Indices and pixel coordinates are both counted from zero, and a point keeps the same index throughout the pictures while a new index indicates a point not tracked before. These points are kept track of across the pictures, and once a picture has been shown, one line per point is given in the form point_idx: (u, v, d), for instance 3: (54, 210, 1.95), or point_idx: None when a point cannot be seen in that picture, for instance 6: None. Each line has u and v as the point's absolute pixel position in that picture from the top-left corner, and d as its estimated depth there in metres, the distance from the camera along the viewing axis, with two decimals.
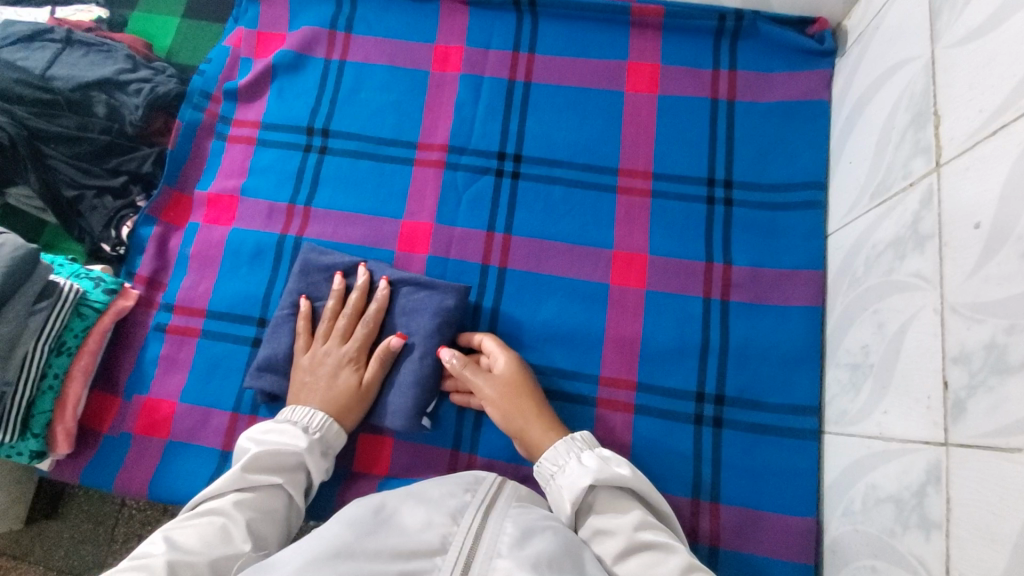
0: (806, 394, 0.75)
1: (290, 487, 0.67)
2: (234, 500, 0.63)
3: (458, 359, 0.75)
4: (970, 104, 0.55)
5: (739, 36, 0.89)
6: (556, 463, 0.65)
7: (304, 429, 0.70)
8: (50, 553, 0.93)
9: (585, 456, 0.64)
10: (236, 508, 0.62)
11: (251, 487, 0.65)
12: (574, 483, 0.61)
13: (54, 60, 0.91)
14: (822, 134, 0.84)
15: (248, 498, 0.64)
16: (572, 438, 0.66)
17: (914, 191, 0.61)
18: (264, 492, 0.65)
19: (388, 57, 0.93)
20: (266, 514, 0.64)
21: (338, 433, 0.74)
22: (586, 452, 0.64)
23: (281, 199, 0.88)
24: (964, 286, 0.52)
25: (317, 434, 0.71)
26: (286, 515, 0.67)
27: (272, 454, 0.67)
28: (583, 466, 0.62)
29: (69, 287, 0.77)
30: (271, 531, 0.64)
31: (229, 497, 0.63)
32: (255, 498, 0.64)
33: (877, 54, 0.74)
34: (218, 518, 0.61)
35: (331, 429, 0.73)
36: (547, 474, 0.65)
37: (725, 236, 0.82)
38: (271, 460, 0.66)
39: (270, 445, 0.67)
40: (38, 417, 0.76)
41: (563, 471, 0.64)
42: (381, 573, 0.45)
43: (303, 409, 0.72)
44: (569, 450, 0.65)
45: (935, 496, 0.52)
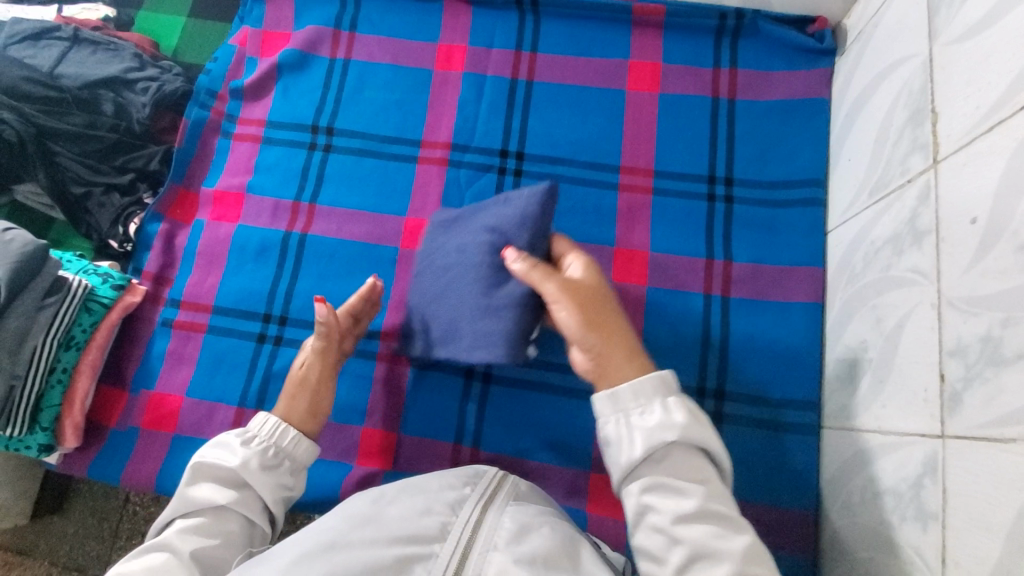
0: (806, 389, 0.76)
1: (238, 508, 0.61)
2: (177, 528, 0.60)
3: (525, 260, 0.62)
4: (966, 101, 0.55)
5: (739, 35, 0.90)
6: (634, 402, 0.55)
7: (246, 445, 0.64)
8: (54, 549, 0.94)
9: (671, 405, 0.54)
10: (179, 537, 0.59)
11: (194, 511, 0.61)
12: (655, 433, 0.53)
13: (61, 58, 0.93)
14: (822, 132, 0.84)
15: (192, 528, 0.59)
16: (660, 378, 0.56)
17: (913, 188, 0.62)
18: (209, 516, 0.61)
19: (392, 56, 0.94)
20: (212, 541, 0.59)
21: (296, 439, 0.67)
22: (672, 399, 0.54)
23: (285, 196, 0.89)
24: (961, 280, 0.52)
25: (259, 445, 0.65)
26: (242, 537, 0.62)
27: (210, 470, 0.63)
28: (668, 418, 0.53)
29: (78, 283, 0.78)
30: (225, 556, 0.60)
31: (174, 525, 0.60)
32: (198, 523, 0.60)
33: (877, 52, 0.74)
34: (159, 551, 0.57)
35: (283, 437, 0.67)
36: (621, 408, 0.55)
37: (726, 233, 0.83)
38: (210, 481, 0.62)
39: (204, 460, 0.63)
40: (47, 411, 0.78)
41: (641, 412, 0.54)
42: (378, 561, 0.46)
43: (261, 421, 0.67)
44: (654, 390, 0.55)
45: (931, 487, 0.53)
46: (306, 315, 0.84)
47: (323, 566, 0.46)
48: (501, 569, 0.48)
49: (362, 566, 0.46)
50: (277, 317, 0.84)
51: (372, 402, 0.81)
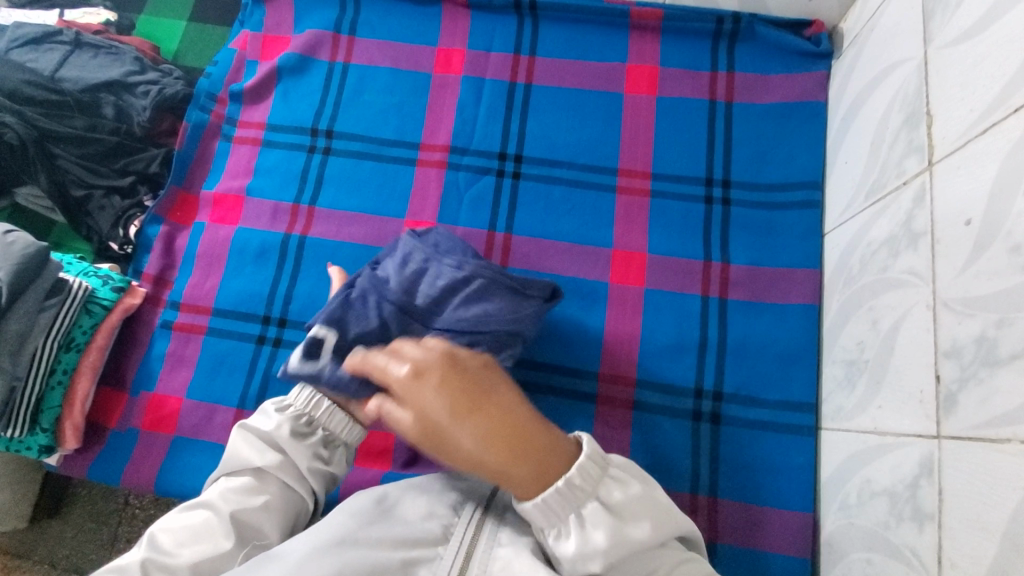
0: (803, 390, 0.76)
1: (280, 472, 0.60)
2: (220, 487, 0.59)
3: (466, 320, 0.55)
4: (960, 104, 0.56)
5: (737, 38, 0.91)
6: (553, 516, 0.47)
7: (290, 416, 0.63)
8: (52, 552, 0.94)
9: (590, 512, 0.47)
10: (221, 497, 0.58)
11: (239, 470, 0.61)
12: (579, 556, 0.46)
13: (63, 62, 0.93)
14: (818, 134, 0.85)
15: (237, 486, 0.59)
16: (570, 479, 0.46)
17: (908, 190, 0.62)
18: (250, 477, 0.60)
19: (391, 60, 0.95)
20: (256, 502, 0.58)
21: (331, 410, 0.64)
22: (591, 505, 0.47)
23: (285, 198, 0.90)
24: (955, 282, 0.53)
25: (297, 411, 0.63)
26: (283, 502, 0.60)
27: (252, 434, 0.62)
28: (587, 538, 0.46)
29: (78, 285, 0.79)
30: (264, 522, 0.58)
31: (219, 483, 0.60)
32: (239, 484, 0.59)
33: (873, 55, 0.75)
34: (201, 509, 0.58)
35: (319, 404, 0.64)
36: (540, 527, 0.48)
37: (723, 235, 0.83)
38: (252, 444, 0.61)
39: (247, 423, 0.63)
40: (47, 412, 0.78)
41: (559, 531, 0.47)
42: (383, 564, 0.47)
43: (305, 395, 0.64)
44: (569, 497, 0.47)
45: (927, 487, 0.53)
46: (306, 317, 0.84)
47: (334, 563, 0.45)
48: (507, 563, 0.48)
49: (370, 564, 0.47)
50: (276, 319, 0.85)
51: None
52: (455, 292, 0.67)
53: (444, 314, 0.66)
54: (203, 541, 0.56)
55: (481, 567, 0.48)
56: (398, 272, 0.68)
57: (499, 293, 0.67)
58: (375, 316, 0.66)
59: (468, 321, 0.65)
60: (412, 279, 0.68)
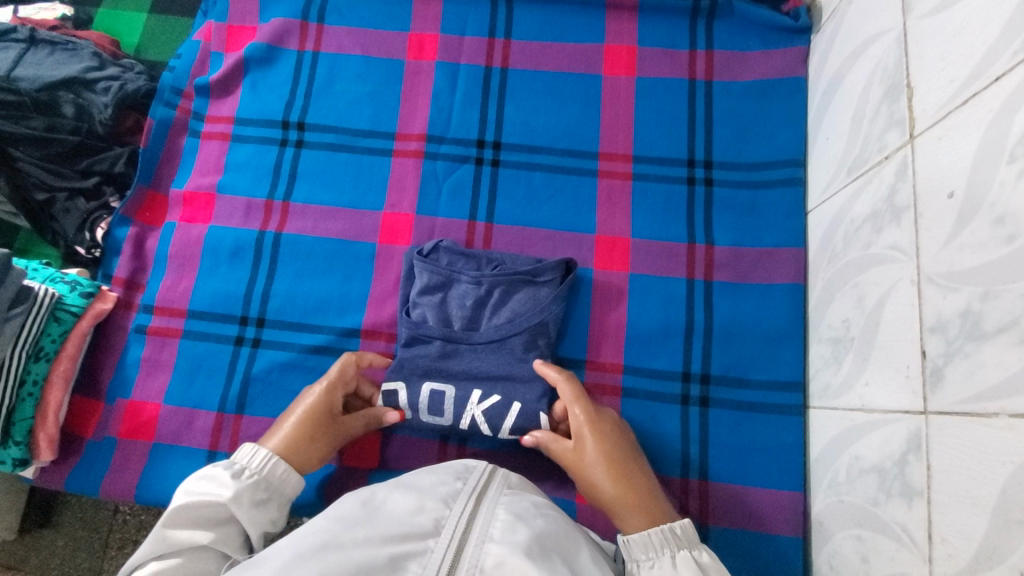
0: (790, 369, 0.76)
1: (222, 546, 0.56)
2: (146, 573, 0.53)
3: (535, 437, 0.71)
4: (941, 75, 0.55)
5: (715, 15, 0.89)
6: (645, 553, 0.57)
7: (234, 475, 0.60)
8: (42, 564, 0.92)
9: (681, 558, 0.55)
10: None
11: (170, 552, 0.54)
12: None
13: (18, 60, 0.89)
14: (800, 111, 0.84)
15: (171, 567, 0.54)
16: (670, 530, 0.58)
17: (890, 164, 0.61)
18: (186, 558, 0.55)
19: (362, 47, 0.92)
20: None
21: (286, 474, 0.64)
22: (683, 553, 0.56)
23: (258, 194, 0.87)
24: (939, 256, 0.52)
25: (251, 479, 0.61)
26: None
27: (194, 510, 0.56)
28: (675, 571, 0.54)
29: (44, 292, 0.76)
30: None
31: (146, 569, 0.53)
32: (178, 565, 0.54)
33: (852, 28, 0.74)
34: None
35: (274, 471, 0.63)
36: (633, 558, 0.57)
37: (706, 217, 0.82)
38: (189, 521, 0.56)
39: (186, 500, 0.56)
40: (19, 424, 0.75)
41: (652, 565, 0.56)
42: (371, 560, 0.45)
43: (263, 456, 0.63)
44: (666, 544, 0.57)
45: (916, 464, 0.53)
46: (284, 316, 0.82)
47: (316, 567, 0.43)
48: (500, 560, 0.47)
49: (356, 564, 0.44)
50: (254, 319, 0.82)
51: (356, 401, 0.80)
52: (484, 304, 0.77)
53: (483, 324, 0.77)
54: None
55: (473, 561, 0.47)
56: (430, 306, 0.77)
57: (517, 291, 0.77)
58: (434, 349, 0.76)
59: (504, 324, 0.76)
60: (444, 306, 0.77)
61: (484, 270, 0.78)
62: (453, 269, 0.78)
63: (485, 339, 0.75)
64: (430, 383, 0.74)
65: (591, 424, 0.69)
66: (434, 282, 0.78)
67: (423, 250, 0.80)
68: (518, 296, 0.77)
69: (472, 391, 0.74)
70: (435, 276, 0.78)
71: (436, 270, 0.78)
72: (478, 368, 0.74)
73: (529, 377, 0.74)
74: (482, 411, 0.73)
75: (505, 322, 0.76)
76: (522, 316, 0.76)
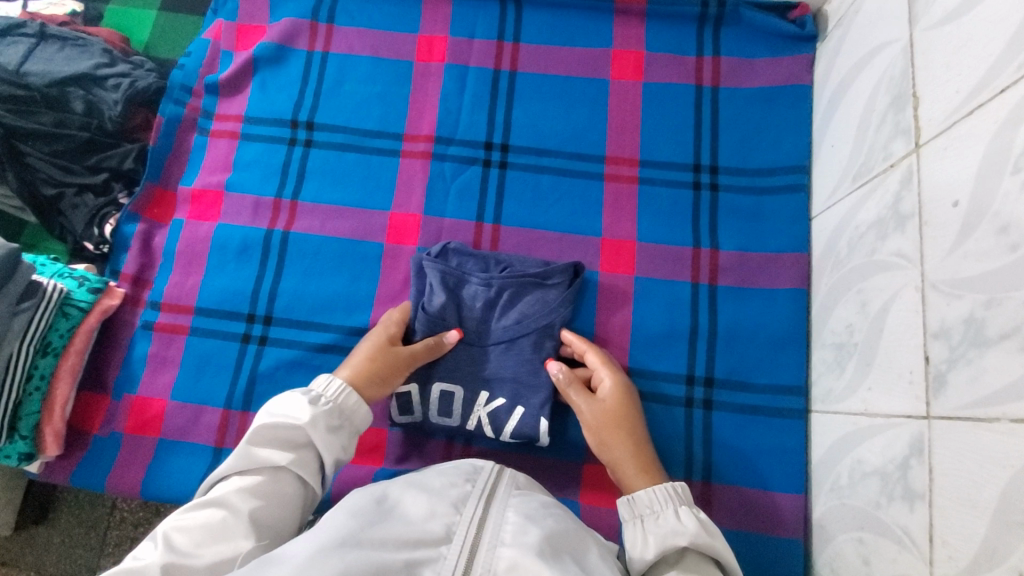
0: (793, 374, 0.77)
1: (297, 469, 0.60)
2: (234, 486, 0.58)
3: (564, 375, 0.73)
4: (947, 85, 0.56)
5: (722, 22, 0.90)
6: (651, 508, 0.64)
7: (312, 402, 0.63)
8: (38, 560, 0.92)
9: (683, 513, 0.62)
10: (237, 495, 0.57)
11: (253, 469, 0.59)
12: (670, 535, 0.60)
13: (28, 55, 0.89)
14: (804, 118, 0.85)
15: (253, 484, 0.58)
16: (673, 488, 0.64)
17: (895, 172, 0.62)
18: (266, 476, 0.59)
19: (371, 49, 0.92)
20: (271, 500, 0.58)
21: (357, 404, 0.66)
22: (684, 508, 0.62)
23: (266, 193, 0.88)
24: (944, 263, 0.53)
25: (327, 406, 0.64)
26: (295, 497, 0.60)
27: (272, 432, 0.60)
28: (678, 524, 0.61)
29: (53, 287, 0.76)
30: (281, 519, 0.58)
31: (232, 481, 0.58)
32: (259, 481, 0.58)
33: (858, 37, 0.75)
34: (217, 508, 0.56)
35: (347, 400, 0.66)
36: (638, 512, 0.64)
37: (712, 221, 0.83)
38: (272, 442, 0.60)
39: (269, 421, 0.60)
40: (25, 419, 0.75)
41: (656, 518, 0.63)
42: (388, 565, 0.45)
43: (338, 385, 0.66)
44: (668, 499, 0.64)
45: (918, 467, 0.54)
46: (292, 314, 0.83)
47: (338, 563, 0.44)
48: (513, 563, 0.48)
49: (374, 565, 0.45)
50: (261, 316, 0.83)
51: None
52: (493, 305, 0.77)
53: (492, 325, 0.77)
54: (221, 541, 0.54)
55: (485, 566, 0.48)
56: (439, 307, 0.77)
57: (526, 293, 0.77)
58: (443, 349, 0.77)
59: (513, 325, 0.76)
60: (453, 307, 0.77)
61: (494, 272, 0.78)
62: (463, 270, 0.78)
63: (494, 340, 0.76)
64: (439, 384, 0.76)
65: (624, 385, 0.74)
66: (444, 283, 0.77)
67: (432, 251, 0.80)
68: (526, 298, 0.77)
69: (480, 393, 0.75)
70: (445, 276, 0.77)
71: (447, 271, 0.77)
72: (486, 369, 0.76)
73: (535, 378, 0.75)
74: (488, 413, 0.75)
75: (514, 323, 0.76)
76: (531, 318, 0.76)
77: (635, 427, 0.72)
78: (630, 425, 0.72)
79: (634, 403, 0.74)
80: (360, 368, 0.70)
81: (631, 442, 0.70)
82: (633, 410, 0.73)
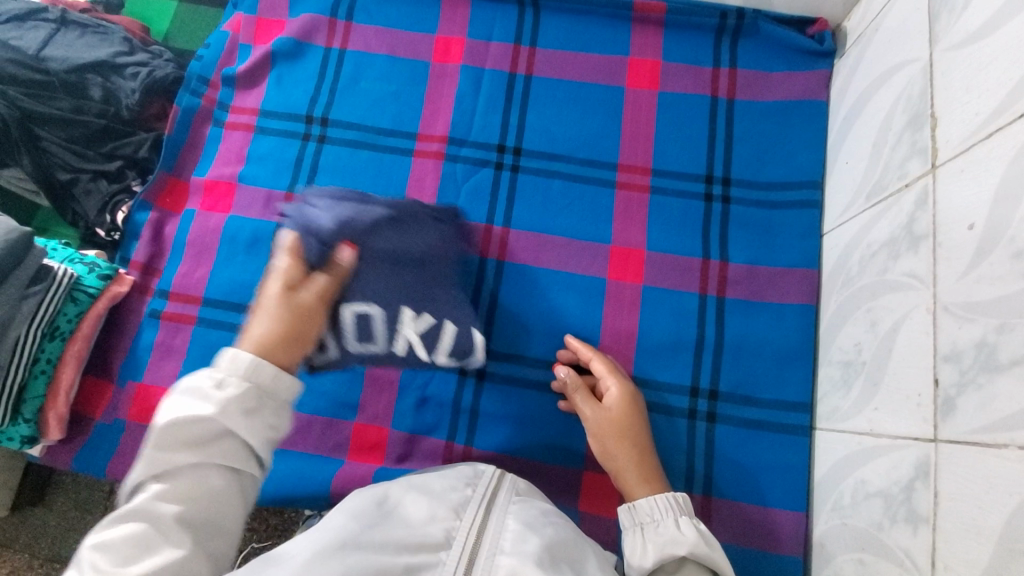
0: (798, 390, 0.76)
1: (221, 463, 0.48)
2: (153, 492, 0.48)
3: (571, 380, 0.75)
4: (966, 107, 0.55)
5: (740, 34, 0.89)
6: (651, 516, 0.66)
7: (215, 385, 0.49)
8: (33, 542, 0.92)
9: (682, 522, 0.64)
10: (159, 502, 0.47)
11: (167, 470, 0.48)
12: (668, 543, 0.62)
13: (47, 40, 0.89)
14: (819, 133, 0.84)
15: (173, 487, 0.48)
16: (673, 498, 0.66)
17: (910, 192, 0.62)
18: (186, 475, 0.48)
19: (388, 47, 0.93)
20: (203, 499, 0.48)
21: (277, 376, 0.51)
22: (683, 518, 0.64)
23: (278, 187, 0.88)
24: (957, 286, 0.53)
25: (235, 386, 0.49)
26: (229, 491, 0.50)
27: (182, 424, 0.48)
28: (676, 532, 0.63)
29: (63, 271, 0.77)
30: (223, 511, 0.49)
31: (146, 488, 0.48)
32: (180, 483, 0.48)
33: (877, 55, 0.74)
34: (139, 519, 0.47)
35: (263, 371, 0.50)
36: (639, 520, 0.66)
37: (722, 233, 0.83)
38: (187, 437, 0.48)
39: (176, 413, 0.48)
40: (30, 402, 0.76)
41: (656, 526, 0.65)
42: (387, 568, 0.46)
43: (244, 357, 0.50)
44: (668, 508, 0.65)
45: (923, 491, 0.53)
46: None
47: (338, 565, 0.44)
48: (512, 571, 0.48)
49: (374, 569, 0.45)
50: None
51: (364, 395, 0.80)
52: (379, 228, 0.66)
53: (371, 253, 0.65)
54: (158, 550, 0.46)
55: (484, 573, 0.48)
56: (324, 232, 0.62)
57: (404, 223, 0.69)
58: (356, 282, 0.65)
59: (397, 257, 0.67)
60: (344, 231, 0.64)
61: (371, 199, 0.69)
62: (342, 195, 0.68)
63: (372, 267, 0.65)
64: (352, 306, 0.65)
65: (631, 392, 0.75)
66: (344, 200, 0.67)
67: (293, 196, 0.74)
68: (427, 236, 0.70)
69: (401, 309, 0.67)
70: (339, 199, 0.67)
71: (336, 193, 0.68)
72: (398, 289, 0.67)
73: None
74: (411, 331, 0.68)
75: (407, 256, 0.68)
76: (410, 248, 0.68)
77: (639, 435, 0.72)
78: (635, 434, 0.72)
79: (642, 412, 0.74)
80: (331, 356, 0.68)
81: (634, 451, 0.71)
82: (639, 419, 0.73)
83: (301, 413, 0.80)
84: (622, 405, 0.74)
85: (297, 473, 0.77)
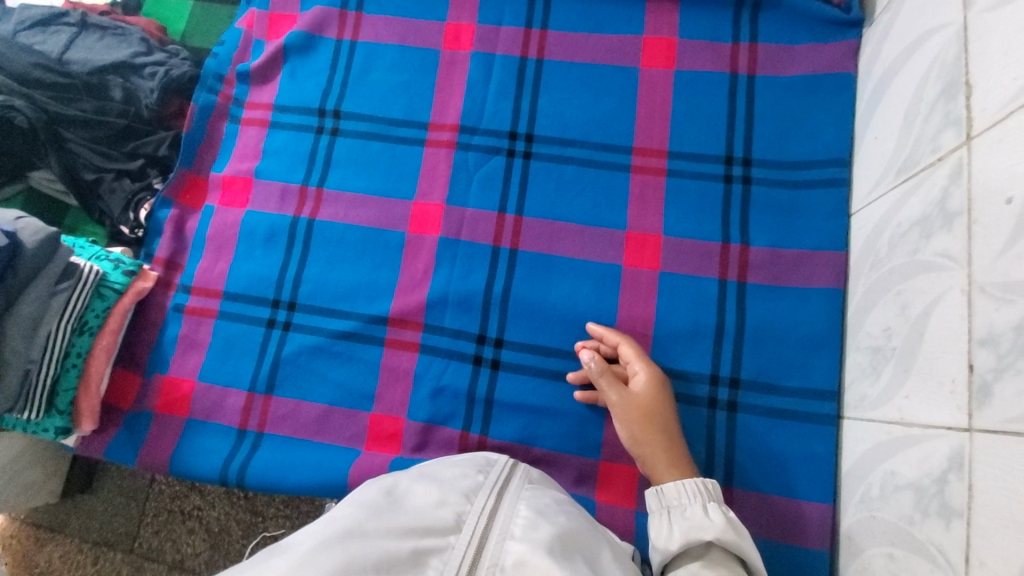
0: (826, 378, 0.73)
1: None
2: None
3: (596, 364, 0.73)
4: (1004, 72, 0.51)
5: (761, 7, 0.85)
6: (678, 500, 0.64)
7: None
8: (83, 527, 0.97)
9: (710, 508, 0.62)
10: None
11: None
12: (694, 528, 0.61)
13: (69, 44, 0.93)
14: (846, 108, 0.80)
15: None
16: (702, 483, 0.65)
17: (943, 166, 0.58)
18: None
19: (398, 37, 0.92)
20: None
21: None
22: (712, 504, 0.63)
23: (293, 180, 0.89)
24: (994, 265, 0.49)
25: None
26: None
27: None
28: (703, 518, 0.62)
29: (89, 270, 0.78)
30: None
31: None
32: None
33: (908, 22, 0.70)
34: None
35: None
36: (665, 504, 0.65)
37: (742, 216, 0.80)
38: None
39: None
40: (62, 395, 0.79)
41: (683, 510, 0.64)
42: (394, 552, 0.46)
43: None
44: (696, 493, 0.64)
45: (957, 483, 0.50)
46: (314, 301, 0.84)
47: (339, 555, 0.44)
48: (520, 559, 0.48)
49: (379, 554, 0.45)
50: (286, 303, 0.84)
51: (380, 386, 0.81)
52: None
53: None
54: None
55: (494, 560, 0.48)
56: None
57: None
58: None
59: None
60: None
61: None
62: None
63: None
64: None
65: (659, 377, 0.73)
66: None
67: None
68: None
69: None
70: None
71: None
72: None
73: None
74: None
75: None
76: None
77: (665, 421, 0.71)
78: (661, 420, 0.71)
79: (669, 397, 0.72)
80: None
81: (658, 438, 0.70)
82: (665, 404, 0.72)
83: (319, 404, 0.81)
84: (650, 391, 0.72)
85: (316, 462, 0.78)
